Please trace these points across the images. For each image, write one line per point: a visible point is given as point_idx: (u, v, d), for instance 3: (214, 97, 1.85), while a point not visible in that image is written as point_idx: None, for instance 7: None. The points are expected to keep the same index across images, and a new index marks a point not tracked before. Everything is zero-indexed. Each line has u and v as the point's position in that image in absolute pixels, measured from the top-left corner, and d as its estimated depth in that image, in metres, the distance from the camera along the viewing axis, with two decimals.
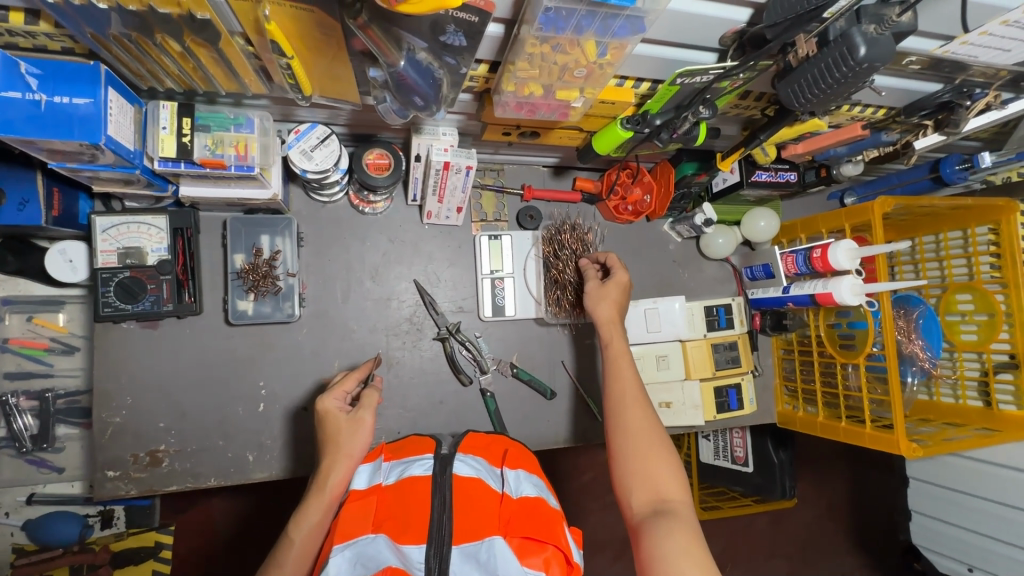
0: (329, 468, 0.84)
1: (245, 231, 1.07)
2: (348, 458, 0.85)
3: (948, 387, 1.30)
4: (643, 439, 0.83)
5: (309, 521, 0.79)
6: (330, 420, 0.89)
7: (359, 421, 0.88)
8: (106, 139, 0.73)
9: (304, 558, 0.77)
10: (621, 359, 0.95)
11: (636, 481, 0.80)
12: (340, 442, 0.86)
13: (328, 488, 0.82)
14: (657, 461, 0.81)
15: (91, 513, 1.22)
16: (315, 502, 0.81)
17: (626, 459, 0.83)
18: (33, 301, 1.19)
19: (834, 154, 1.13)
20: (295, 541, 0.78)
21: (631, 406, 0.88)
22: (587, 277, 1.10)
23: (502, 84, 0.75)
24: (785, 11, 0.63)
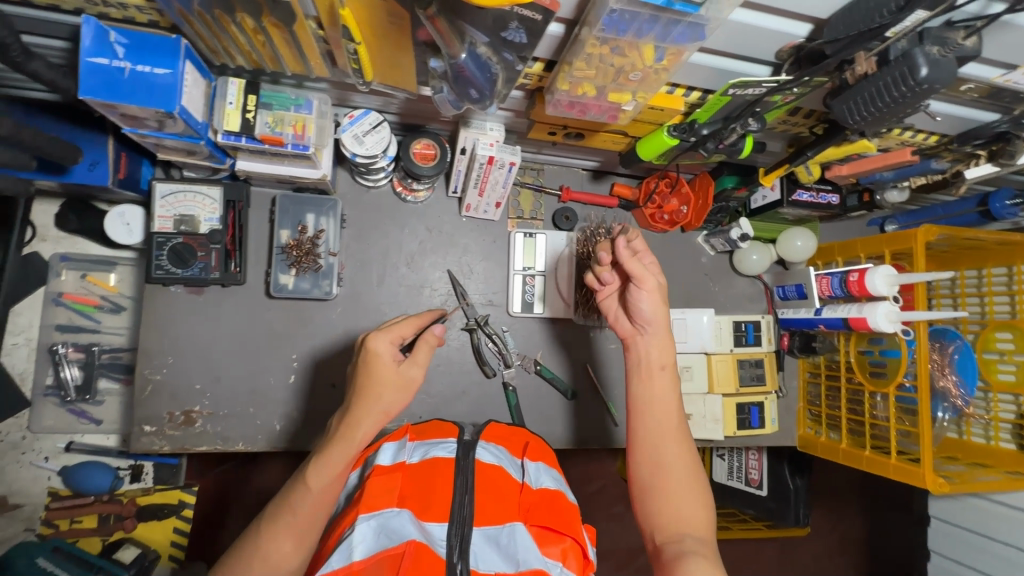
0: (359, 418, 0.73)
1: (292, 208, 1.11)
2: (386, 413, 0.75)
3: (979, 427, 1.27)
4: (676, 473, 0.82)
5: (331, 471, 0.72)
6: (374, 365, 0.77)
7: (408, 379, 0.77)
8: (180, 109, 0.78)
9: (319, 508, 0.71)
10: (664, 380, 0.89)
11: (665, 510, 0.80)
12: (379, 392, 0.75)
13: (357, 439, 0.74)
14: (689, 492, 0.80)
15: (122, 466, 1.28)
16: (341, 451, 0.73)
17: (658, 488, 0.81)
18: (88, 260, 1.26)
19: (880, 178, 1.12)
20: (313, 488, 0.71)
21: (667, 436, 0.85)
22: (632, 262, 0.88)
23: (557, 83, 0.77)
24: (848, 27, 0.64)
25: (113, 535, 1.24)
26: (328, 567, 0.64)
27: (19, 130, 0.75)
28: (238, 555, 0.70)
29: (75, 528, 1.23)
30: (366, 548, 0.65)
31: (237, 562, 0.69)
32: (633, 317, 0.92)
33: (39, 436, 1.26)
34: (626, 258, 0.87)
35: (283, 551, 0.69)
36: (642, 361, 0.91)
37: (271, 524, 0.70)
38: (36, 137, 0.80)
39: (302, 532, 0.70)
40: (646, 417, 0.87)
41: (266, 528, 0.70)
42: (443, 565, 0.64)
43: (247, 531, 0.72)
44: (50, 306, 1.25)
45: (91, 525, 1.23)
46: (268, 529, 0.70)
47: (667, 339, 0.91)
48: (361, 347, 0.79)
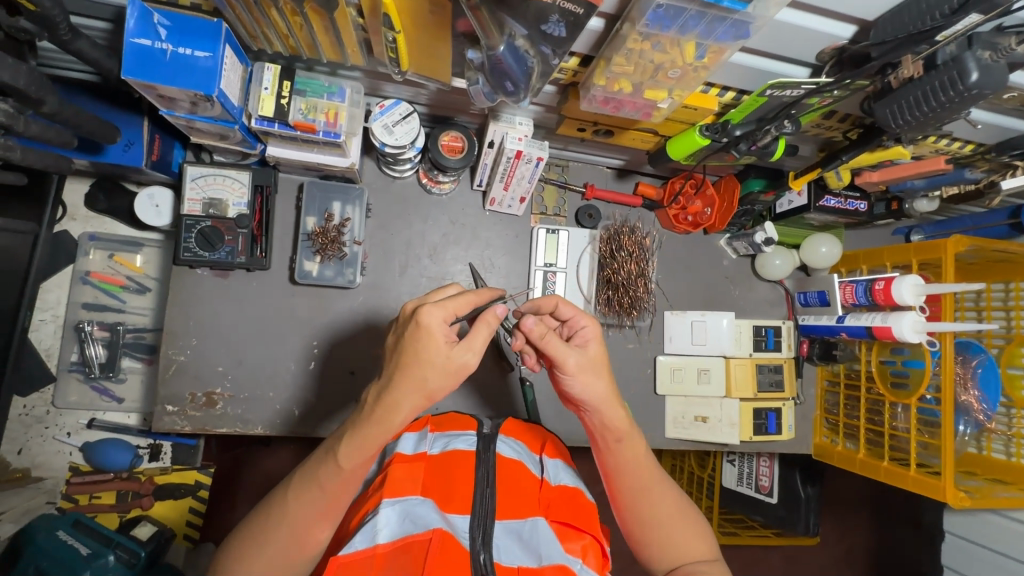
0: (398, 400, 0.66)
1: (319, 196, 1.12)
2: (427, 399, 0.67)
3: (1000, 442, 1.25)
4: (667, 521, 0.78)
5: (364, 454, 0.68)
6: (422, 343, 0.65)
7: (462, 366, 0.66)
8: (218, 92, 0.79)
9: (347, 486, 0.69)
10: (623, 445, 0.78)
11: (662, 556, 0.78)
12: (426, 377, 0.65)
13: (392, 427, 0.67)
14: (683, 532, 0.78)
15: (142, 444, 1.29)
16: (374, 434, 0.67)
17: (649, 541, 0.78)
18: (115, 240, 1.29)
19: (910, 187, 1.10)
20: (343, 467, 0.68)
21: (648, 489, 0.79)
22: (552, 346, 0.73)
23: (594, 78, 0.77)
24: (897, 30, 0.64)
25: (130, 512, 1.25)
26: (352, 547, 0.65)
27: (63, 108, 0.77)
28: (265, 517, 0.70)
29: (95, 504, 1.25)
30: (391, 532, 0.66)
31: (267, 515, 0.70)
32: (570, 397, 0.79)
33: (63, 411, 1.28)
34: (541, 345, 0.73)
35: (310, 521, 0.69)
36: (595, 437, 0.79)
37: (298, 494, 0.69)
38: (78, 115, 0.82)
39: (329, 506, 0.69)
40: (620, 479, 0.79)
41: (294, 497, 0.69)
42: (466, 557, 0.65)
43: (275, 492, 0.72)
44: (77, 284, 1.28)
45: (109, 501, 1.25)
46: (295, 499, 0.69)
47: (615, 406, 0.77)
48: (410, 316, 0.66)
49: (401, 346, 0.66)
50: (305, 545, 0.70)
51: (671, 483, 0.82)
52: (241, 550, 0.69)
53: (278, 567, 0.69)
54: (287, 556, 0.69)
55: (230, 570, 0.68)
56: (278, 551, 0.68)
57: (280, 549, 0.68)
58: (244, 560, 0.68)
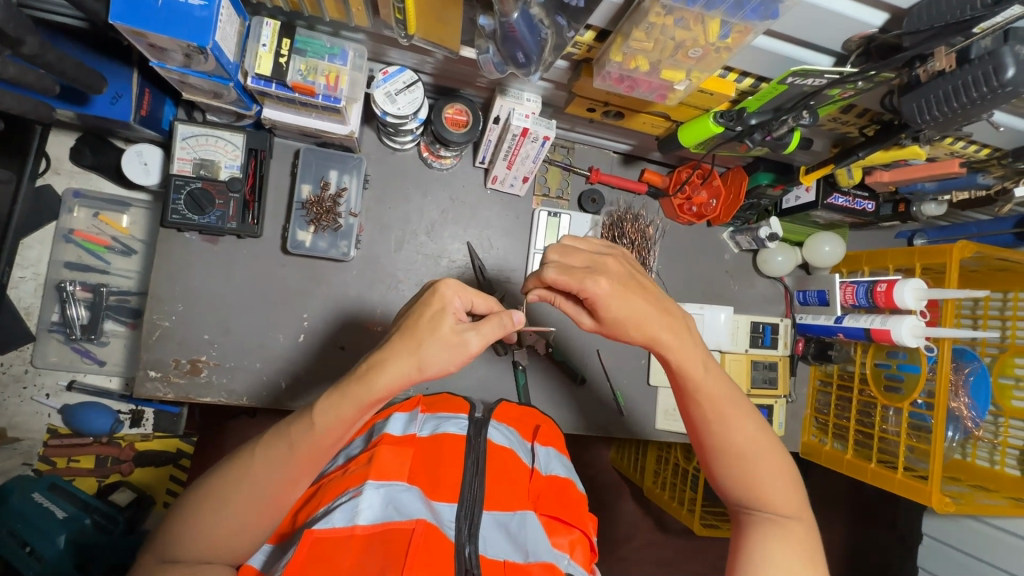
0: (390, 361, 0.64)
1: (315, 164, 1.08)
2: (418, 369, 0.64)
3: (985, 450, 1.26)
4: (744, 454, 0.73)
5: (340, 414, 0.65)
6: (434, 313, 0.65)
7: (463, 344, 0.64)
8: (213, 45, 0.75)
9: (317, 448, 0.66)
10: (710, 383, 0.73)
11: (735, 486, 0.74)
12: (423, 343, 0.64)
13: (373, 388, 0.64)
14: (761, 467, 0.73)
15: (123, 410, 1.26)
16: (354, 394, 0.65)
17: (726, 480, 0.75)
18: (102, 198, 1.24)
19: (920, 189, 1.08)
20: (317, 426, 0.66)
21: (727, 417, 0.73)
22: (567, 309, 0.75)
23: (610, 53, 0.73)
24: (932, 19, 0.61)
25: (109, 478, 1.24)
26: (330, 524, 0.63)
27: (46, 50, 0.72)
28: (225, 474, 0.67)
29: (74, 467, 1.23)
30: (372, 515, 0.64)
31: (227, 471, 0.67)
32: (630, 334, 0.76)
33: (42, 372, 1.25)
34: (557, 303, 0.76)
35: (278, 479, 0.66)
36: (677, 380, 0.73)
37: (266, 452, 0.66)
38: (63, 61, 0.77)
39: (298, 467, 0.67)
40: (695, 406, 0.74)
41: (261, 455, 0.67)
42: (450, 549, 0.63)
43: (240, 450, 0.69)
44: (60, 243, 1.24)
45: (88, 466, 1.23)
46: (262, 456, 0.66)
47: (695, 342, 0.73)
48: (429, 288, 0.69)
49: (409, 312, 0.67)
50: (268, 507, 0.67)
51: (767, 426, 0.75)
52: (197, 507, 0.65)
53: (235, 527, 0.65)
54: (248, 514, 0.66)
55: (184, 523, 0.65)
56: (238, 510, 0.65)
57: (239, 508, 0.65)
58: (199, 516, 0.65)
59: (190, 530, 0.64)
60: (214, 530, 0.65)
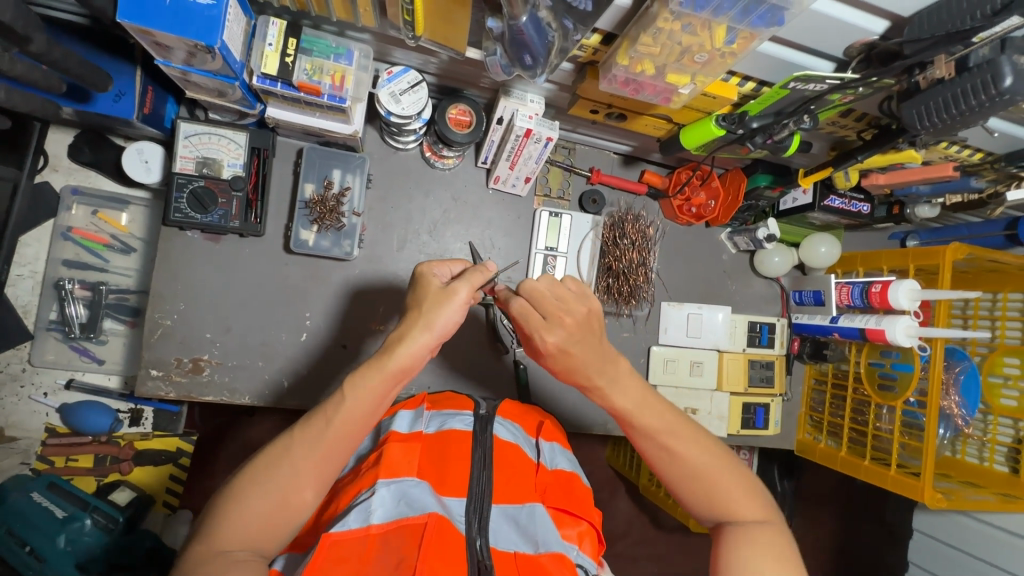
0: (403, 329, 0.69)
1: (319, 162, 1.08)
2: (428, 329, 0.68)
3: (974, 447, 1.28)
4: (702, 472, 0.75)
5: (366, 387, 0.67)
6: (422, 283, 0.72)
7: (452, 294, 0.70)
8: (220, 44, 0.75)
9: (349, 426, 0.67)
10: (652, 408, 0.77)
11: (704, 507, 0.76)
12: (421, 304, 0.70)
13: (393, 353, 0.68)
14: (721, 481, 0.75)
15: (122, 408, 1.25)
16: (376, 365, 0.68)
17: (694, 502, 0.77)
18: (101, 196, 1.23)
19: (914, 192, 1.10)
20: (347, 400, 0.67)
21: (675, 442, 0.76)
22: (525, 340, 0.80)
23: (616, 57, 0.74)
24: (934, 28, 0.62)
25: (108, 477, 1.23)
26: (346, 525, 0.63)
27: (52, 48, 0.72)
28: (262, 459, 0.66)
29: (72, 466, 1.22)
30: (384, 514, 0.65)
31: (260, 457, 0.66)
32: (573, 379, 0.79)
33: (39, 370, 1.23)
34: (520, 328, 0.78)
35: (311, 461, 0.66)
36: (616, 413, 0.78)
37: (303, 430, 0.67)
38: (68, 58, 0.76)
39: (330, 447, 0.67)
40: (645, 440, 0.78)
41: (299, 434, 0.67)
42: (462, 542, 0.64)
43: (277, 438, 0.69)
44: (58, 240, 1.23)
45: (87, 465, 1.23)
46: (300, 434, 0.67)
47: (632, 375, 0.77)
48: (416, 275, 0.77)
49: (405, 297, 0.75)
50: (304, 492, 0.65)
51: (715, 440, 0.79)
52: (236, 490, 0.65)
53: (276, 509, 0.64)
54: (285, 498, 0.65)
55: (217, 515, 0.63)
56: (278, 489, 0.64)
57: (279, 488, 0.64)
58: (238, 500, 0.64)
59: (222, 523, 0.62)
60: (255, 513, 0.63)
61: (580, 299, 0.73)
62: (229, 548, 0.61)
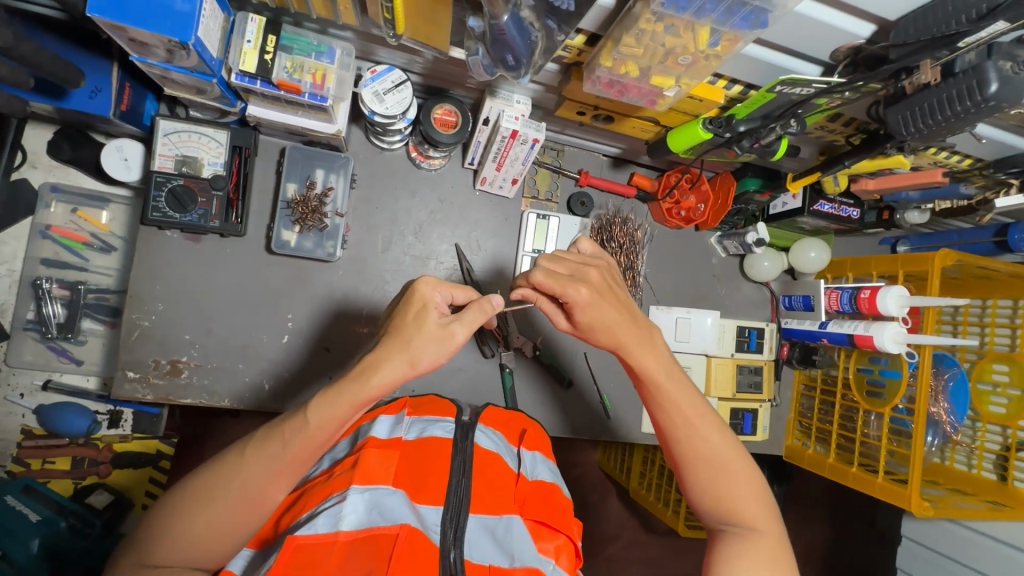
0: (383, 359, 0.66)
1: (302, 162, 1.06)
2: (411, 365, 0.66)
3: (963, 454, 1.28)
4: (716, 465, 0.76)
5: (332, 412, 0.65)
6: (418, 310, 0.68)
7: (450, 335, 0.67)
8: (195, 41, 0.73)
9: (306, 449, 0.66)
10: (681, 387, 0.78)
11: (708, 499, 0.76)
12: (411, 339, 0.66)
13: (369, 387, 0.65)
14: (732, 478, 0.76)
15: (101, 410, 1.23)
16: (350, 391, 0.65)
17: (699, 492, 0.77)
18: (80, 193, 1.21)
19: (904, 198, 1.09)
20: (310, 424, 0.65)
21: (698, 426, 0.77)
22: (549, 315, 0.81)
23: (599, 58, 0.73)
24: (919, 32, 0.61)
25: (86, 480, 1.19)
26: (314, 529, 0.61)
27: (20, 42, 0.70)
28: (212, 471, 0.66)
29: (49, 468, 1.18)
30: (356, 520, 0.63)
31: (210, 469, 0.66)
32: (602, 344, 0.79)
33: (16, 370, 1.21)
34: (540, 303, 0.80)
35: (261, 481, 0.65)
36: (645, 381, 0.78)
37: (257, 450, 0.66)
38: (37, 54, 0.74)
39: (283, 469, 0.65)
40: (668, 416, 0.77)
41: (251, 452, 0.66)
42: (435, 554, 0.62)
43: (231, 447, 0.68)
44: (37, 238, 1.20)
45: (64, 467, 1.19)
46: (253, 454, 0.65)
47: (666, 348, 0.80)
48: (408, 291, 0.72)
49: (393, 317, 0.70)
50: (252, 510, 0.65)
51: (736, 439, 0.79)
52: (181, 502, 0.64)
53: (220, 526, 0.64)
54: (230, 515, 0.64)
55: (161, 522, 0.64)
56: (223, 509, 0.64)
57: (225, 508, 0.64)
58: (183, 513, 0.64)
59: (164, 534, 0.63)
60: (196, 529, 0.63)
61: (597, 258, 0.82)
62: (171, 562, 0.64)
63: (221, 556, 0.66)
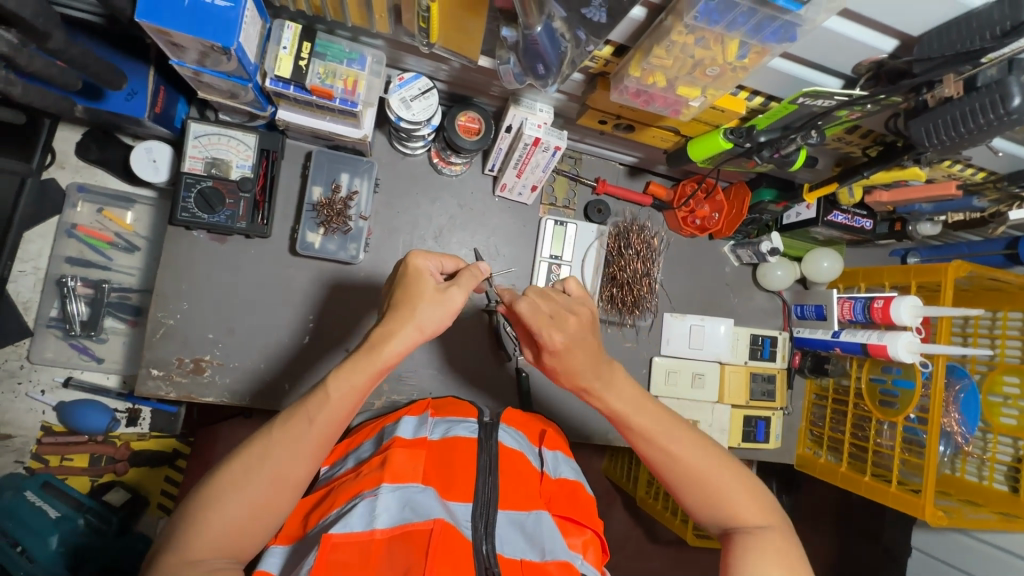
0: (392, 329, 0.68)
1: (327, 165, 1.09)
2: (420, 331, 0.69)
3: (973, 466, 1.28)
4: (706, 474, 0.76)
5: (351, 382, 0.67)
6: (417, 281, 0.71)
7: (450, 300, 0.70)
8: (237, 46, 0.75)
9: (334, 421, 0.67)
10: (648, 413, 0.78)
11: (709, 510, 0.76)
12: (416, 306, 0.69)
13: (383, 358, 0.67)
14: (724, 483, 0.75)
15: (120, 408, 1.24)
16: (364, 362, 0.67)
17: (697, 506, 0.77)
18: (106, 194, 1.23)
19: (917, 210, 1.11)
20: (331, 397, 0.66)
21: (675, 444, 0.76)
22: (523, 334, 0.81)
23: (628, 68, 0.75)
24: (943, 48, 0.63)
25: (103, 477, 1.21)
26: (348, 527, 0.62)
27: (70, 45, 0.72)
28: (241, 458, 0.65)
29: (67, 465, 1.20)
30: (389, 518, 0.64)
31: (239, 456, 0.65)
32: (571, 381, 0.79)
33: (37, 367, 1.22)
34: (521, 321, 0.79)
35: (294, 461, 0.66)
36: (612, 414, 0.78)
37: (284, 430, 0.66)
38: (84, 56, 0.77)
39: (316, 444, 0.67)
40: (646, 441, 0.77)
41: (279, 433, 0.66)
42: (469, 547, 0.63)
43: (255, 433, 0.67)
44: (62, 237, 1.22)
45: (82, 464, 1.21)
46: (282, 434, 0.66)
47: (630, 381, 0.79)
48: (400, 264, 0.74)
49: (392, 290, 0.72)
50: (286, 490, 0.66)
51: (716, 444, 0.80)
52: (212, 494, 0.63)
53: (256, 510, 0.64)
54: (268, 497, 0.64)
55: (194, 517, 0.62)
56: (257, 492, 0.64)
57: (259, 490, 0.64)
58: (215, 501, 0.63)
59: (198, 529, 0.61)
60: (230, 520, 0.63)
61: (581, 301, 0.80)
62: (202, 557, 0.61)
63: (247, 549, 0.64)
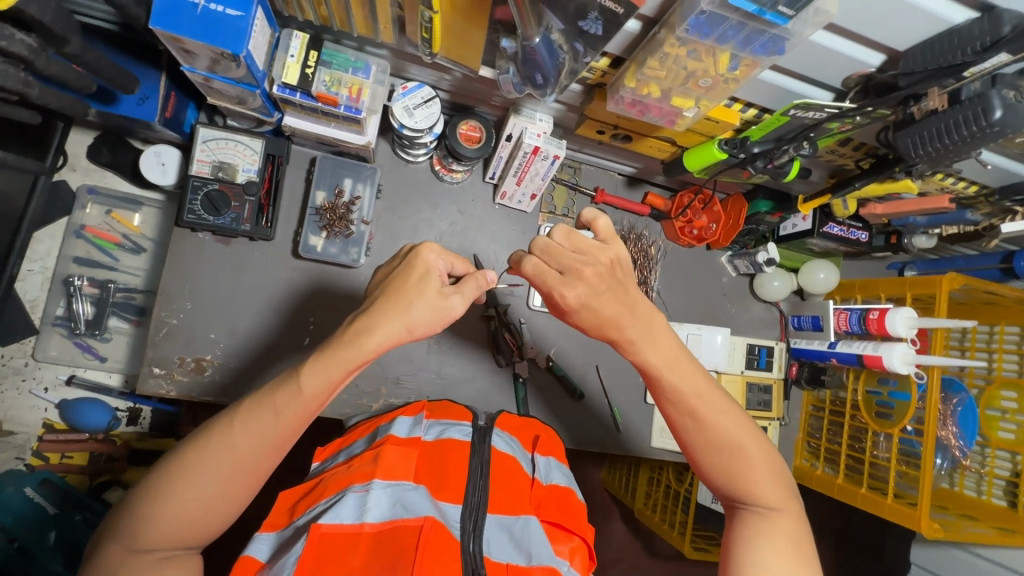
0: (379, 324, 0.67)
1: (331, 171, 1.12)
2: (407, 330, 0.68)
3: (972, 480, 1.28)
4: (732, 448, 0.76)
5: (326, 378, 0.67)
6: (421, 275, 0.69)
7: (449, 304, 0.70)
8: (246, 53, 0.78)
9: (303, 415, 0.68)
10: (689, 377, 0.76)
11: (727, 483, 0.77)
12: (411, 304, 0.68)
13: (364, 351, 0.67)
14: (749, 460, 0.76)
15: (121, 407, 1.26)
16: (345, 358, 0.67)
17: (718, 478, 0.78)
18: (115, 196, 1.26)
19: (912, 223, 1.12)
20: (304, 392, 0.67)
21: (709, 412, 0.76)
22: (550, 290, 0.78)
23: (624, 79, 0.77)
24: (927, 61, 0.65)
25: (102, 476, 1.22)
26: (339, 519, 0.63)
27: (87, 50, 0.75)
28: (196, 449, 0.66)
29: (66, 462, 1.21)
30: (380, 514, 0.65)
31: (193, 448, 0.66)
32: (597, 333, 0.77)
33: (41, 364, 1.24)
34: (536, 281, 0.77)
35: (254, 452, 0.67)
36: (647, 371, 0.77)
37: (246, 422, 0.67)
38: (99, 60, 0.80)
39: (280, 437, 0.68)
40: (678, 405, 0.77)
41: (240, 424, 0.67)
42: (456, 547, 0.64)
43: (211, 421, 0.69)
44: (71, 238, 1.25)
45: (80, 463, 1.22)
46: (243, 426, 0.67)
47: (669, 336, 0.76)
48: (410, 252, 0.72)
49: (392, 278, 0.70)
50: (241, 481, 0.67)
51: (748, 420, 0.79)
52: (161, 486, 0.64)
53: (212, 501, 0.66)
54: (221, 488, 0.66)
55: (144, 507, 0.64)
56: (212, 483, 0.65)
57: (216, 480, 0.66)
58: (167, 494, 0.64)
59: (148, 519, 0.63)
60: (181, 511, 0.64)
61: (604, 247, 0.72)
62: (153, 547, 0.64)
63: (201, 535, 0.67)
